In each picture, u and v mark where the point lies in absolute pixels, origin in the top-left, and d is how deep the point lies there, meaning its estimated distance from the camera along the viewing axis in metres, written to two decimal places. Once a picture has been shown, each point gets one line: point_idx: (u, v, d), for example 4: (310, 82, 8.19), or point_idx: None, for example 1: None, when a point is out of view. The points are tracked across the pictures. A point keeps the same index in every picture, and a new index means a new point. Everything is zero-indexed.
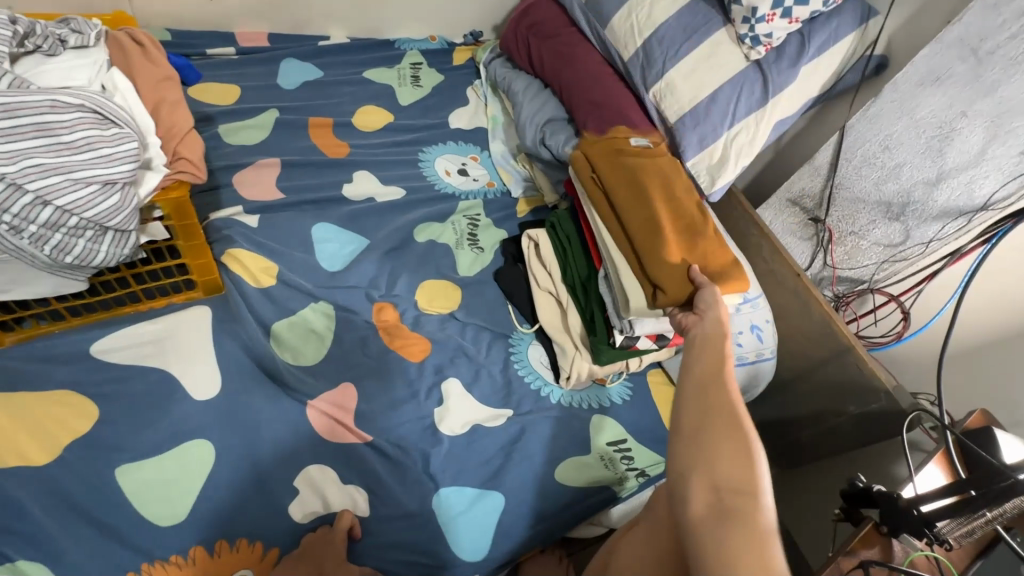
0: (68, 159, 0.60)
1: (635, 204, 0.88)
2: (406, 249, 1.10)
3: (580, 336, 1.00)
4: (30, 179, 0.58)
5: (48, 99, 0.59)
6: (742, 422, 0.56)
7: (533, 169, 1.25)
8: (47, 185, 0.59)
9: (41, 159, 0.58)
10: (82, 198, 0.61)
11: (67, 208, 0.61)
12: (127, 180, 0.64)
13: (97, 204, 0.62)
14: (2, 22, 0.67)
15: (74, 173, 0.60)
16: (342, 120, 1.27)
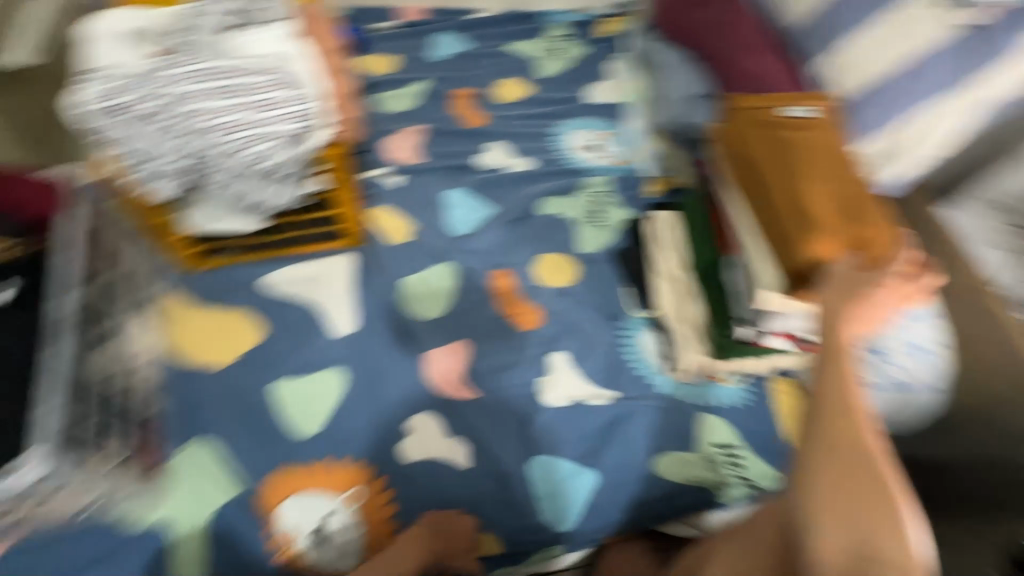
0: (257, 115, 0.73)
1: (775, 178, 0.85)
2: (530, 220, 1.12)
3: (699, 327, 0.95)
4: (228, 130, 0.73)
5: (247, 66, 0.73)
6: (882, 476, 0.50)
7: (669, 148, 1.19)
8: (240, 137, 0.73)
9: (238, 115, 0.72)
10: (261, 149, 0.74)
11: (251, 157, 0.75)
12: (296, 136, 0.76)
13: (272, 155, 0.75)
14: None
15: (258, 128, 0.73)
16: (483, 92, 1.31)
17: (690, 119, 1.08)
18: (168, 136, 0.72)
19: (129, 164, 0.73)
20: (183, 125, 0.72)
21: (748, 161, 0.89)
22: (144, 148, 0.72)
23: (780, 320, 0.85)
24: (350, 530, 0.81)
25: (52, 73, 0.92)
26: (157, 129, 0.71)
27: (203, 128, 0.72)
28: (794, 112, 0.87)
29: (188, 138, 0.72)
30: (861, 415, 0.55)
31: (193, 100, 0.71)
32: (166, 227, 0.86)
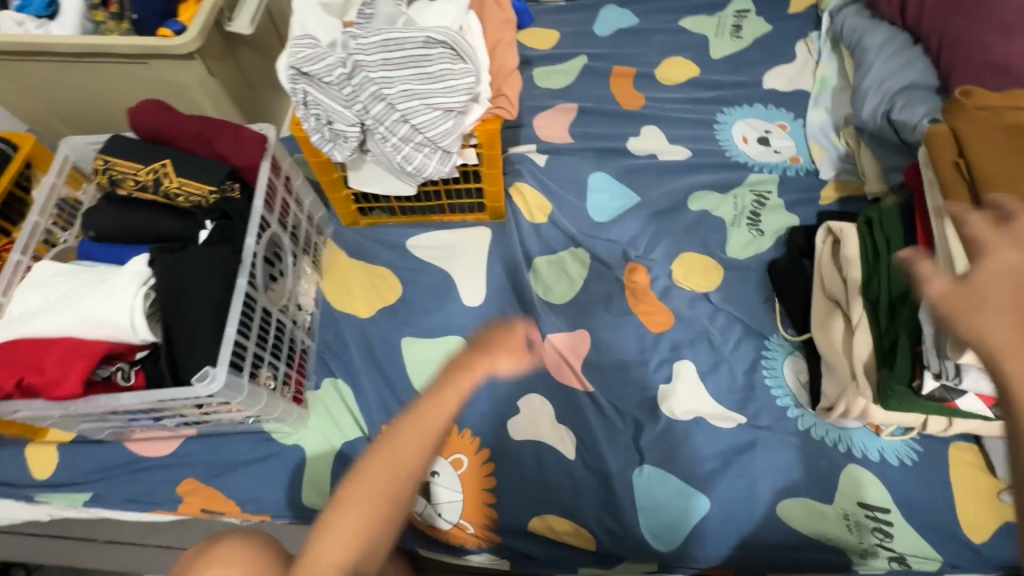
0: (426, 87, 0.74)
1: (1019, 201, 0.61)
2: (676, 214, 1.04)
3: (864, 365, 0.78)
4: (400, 101, 0.75)
5: (423, 36, 0.74)
6: None
7: (859, 148, 1.02)
8: (410, 107, 0.75)
9: (410, 86, 0.74)
10: (428, 120, 0.76)
11: (418, 128, 0.77)
12: (459, 110, 0.77)
13: (437, 127, 0.77)
14: None
15: (427, 100, 0.75)
16: (645, 71, 1.23)
17: (894, 116, 0.90)
18: (348, 103, 0.76)
19: (310, 126, 0.79)
20: (362, 93, 0.75)
21: (973, 176, 0.67)
22: (324, 110, 0.77)
23: (982, 378, 0.63)
24: (449, 493, 0.83)
25: (266, 38, 1.05)
26: (339, 96, 0.76)
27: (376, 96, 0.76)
28: None
29: (364, 106, 0.76)
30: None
31: (371, 69, 0.74)
32: (336, 182, 0.94)
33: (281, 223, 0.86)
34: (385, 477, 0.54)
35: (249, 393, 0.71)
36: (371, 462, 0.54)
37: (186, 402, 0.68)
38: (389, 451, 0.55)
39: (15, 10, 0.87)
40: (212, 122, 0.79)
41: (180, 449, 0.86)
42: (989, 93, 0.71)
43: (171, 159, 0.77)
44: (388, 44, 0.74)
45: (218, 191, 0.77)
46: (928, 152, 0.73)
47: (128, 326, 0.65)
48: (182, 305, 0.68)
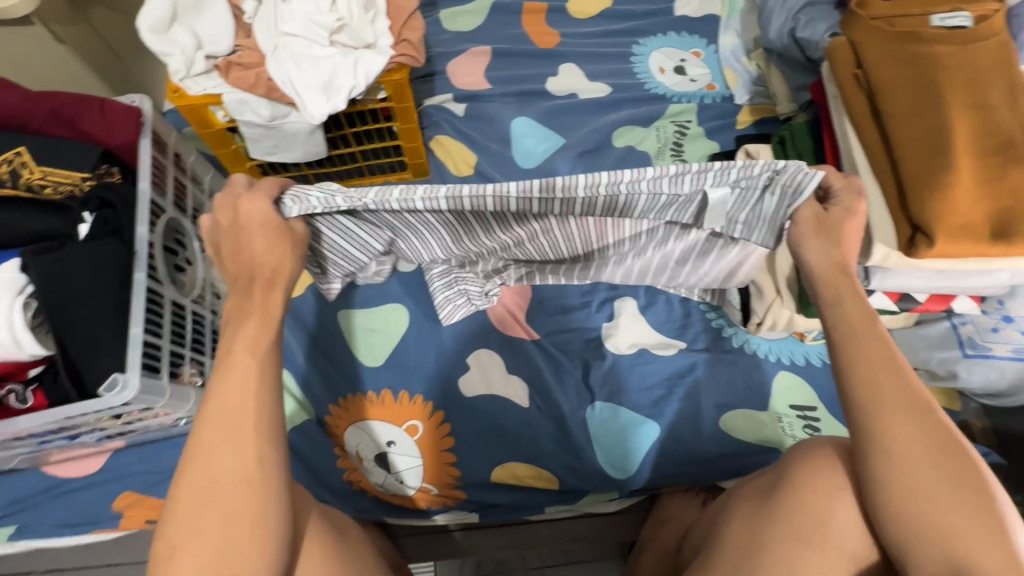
0: (339, 62, 0.73)
1: (921, 108, 0.65)
2: (602, 152, 1.04)
3: (786, 279, 0.81)
4: (299, 77, 0.72)
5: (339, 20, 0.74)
6: (922, 414, 0.48)
7: (769, 70, 1.03)
8: (304, 82, 0.72)
9: (316, 61, 0.73)
10: (319, 90, 0.72)
11: (301, 93, 0.72)
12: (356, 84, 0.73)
13: (328, 97, 0.72)
14: None
15: (334, 79, 0.72)
16: (557, 5, 1.18)
17: (799, 34, 0.92)
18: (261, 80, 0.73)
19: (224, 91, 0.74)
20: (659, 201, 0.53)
21: (871, 85, 0.69)
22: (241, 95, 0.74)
23: (887, 277, 0.68)
24: (409, 460, 0.82)
25: None
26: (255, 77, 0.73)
27: (636, 223, 0.64)
28: (944, 22, 0.69)
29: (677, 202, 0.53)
30: (887, 391, 0.49)
31: (287, 49, 0.73)
32: (236, 155, 0.86)
33: (177, 207, 0.77)
34: (228, 458, 0.46)
35: (172, 394, 0.66)
36: (206, 439, 0.46)
37: (100, 415, 0.62)
38: (234, 378, 0.48)
39: None
40: (70, 98, 0.68)
41: (110, 463, 0.79)
42: (883, 3, 0.73)
43: (27, 145, 0.66)
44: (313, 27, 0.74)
45: (93, 177, 0.67)
46: (830, 66, 0.75)
47: (10, 342, 0.58)
48: (73, 311, 0.60)
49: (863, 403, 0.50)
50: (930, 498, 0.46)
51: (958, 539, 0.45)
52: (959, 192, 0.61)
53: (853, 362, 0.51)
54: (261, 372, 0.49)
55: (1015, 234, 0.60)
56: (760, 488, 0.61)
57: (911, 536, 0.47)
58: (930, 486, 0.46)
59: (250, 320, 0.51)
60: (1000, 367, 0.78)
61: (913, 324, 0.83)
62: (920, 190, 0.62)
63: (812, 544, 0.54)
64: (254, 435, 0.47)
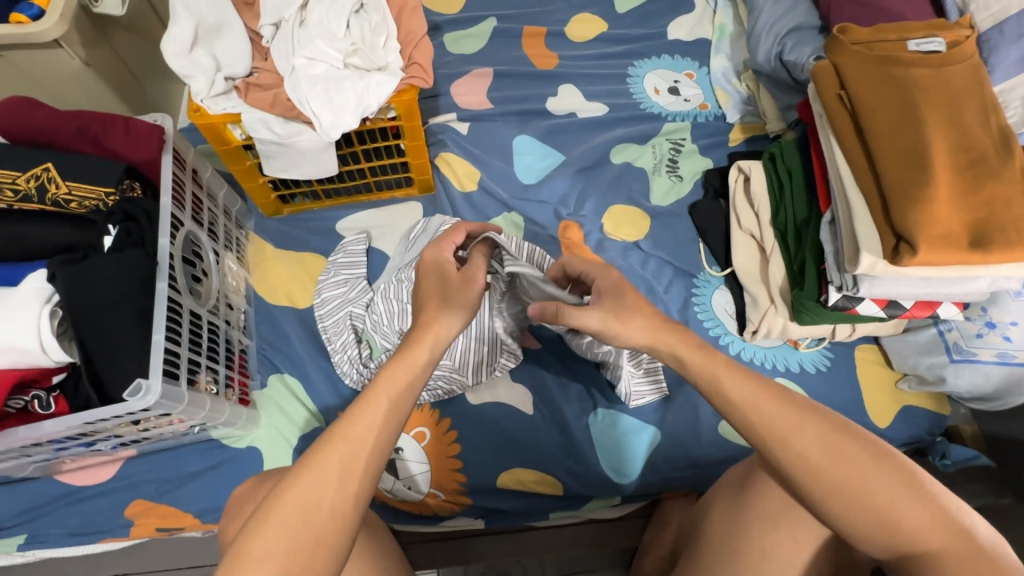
0: (353, 84, 0.77)
1: (899, 127, 0.69)
2: (601, 169, 1.08)
3: (780, 289, 0.88)
4: (315, 98, 0.76)
5: (352, 43, 0.78)
6: (816, 420, 0.49)
7: (759, 90, 1.09)
8: (320, 104, 0.76)
9: (331, 83, 0.77)
10: (334, 111, 0.76)
11: (316, 113, 0.76)
12: (369, 104, 0.77)
13: (342, 117, 0.76)
14: None
15: (348, 100, 0.76)
16: (555, 30, 1.24)
17: (786, 57, 0.98)
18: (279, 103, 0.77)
19: (244, 111, 0.77)
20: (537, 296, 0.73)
21: (854, 106, 0.74)
22: (260, 116, 0.78)
23: (876, 285, 0.72)
24: (417, 466, 0.84)
25: (140, 16, 0.93)
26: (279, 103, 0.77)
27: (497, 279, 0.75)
28: (920, 47, 0.74)
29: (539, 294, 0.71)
30: (770, 417, 0.49)
31: (302, 71, 0.77)
32: (250, 171, 0.89)
33: (196, 221, 0.80)
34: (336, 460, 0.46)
35: (190, 401, 0.67)
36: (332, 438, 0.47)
37: (120, 421, 0.64)
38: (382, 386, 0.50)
39: None
40: (96, 117, 0.72)
41: (122, 471, 0.81)
42: (863, 29, 0.78)
43: (55, 161, 0.68)
44: (326, 50, 0.78)
45: (116, 192, 0.70)
46: (816, 87, 0.80)
47: (37, 348, 0.59)
48: (98, 320, 0.63)
49: (759, 437, 0.50)
50: (859, 484, 0.47)
51: (896, 509, 0.46)
52: (939, 204, 0.65)
53: (728, 399, 0.51)
54: (398, 419, 0.50)
55: (993, 244, 0.64)
56: (730, 487, 0.64)
57: (865, 528, 0.47)
58: (854, 474, 0.47)
59: (392, 362, 0.52)
60: (985, 372, 0.81)
61: (902, 331, 0.88)
62: (902, 201, 0.66)
63: (781, 525, 0.58)
64: (369, 469, 0.47)
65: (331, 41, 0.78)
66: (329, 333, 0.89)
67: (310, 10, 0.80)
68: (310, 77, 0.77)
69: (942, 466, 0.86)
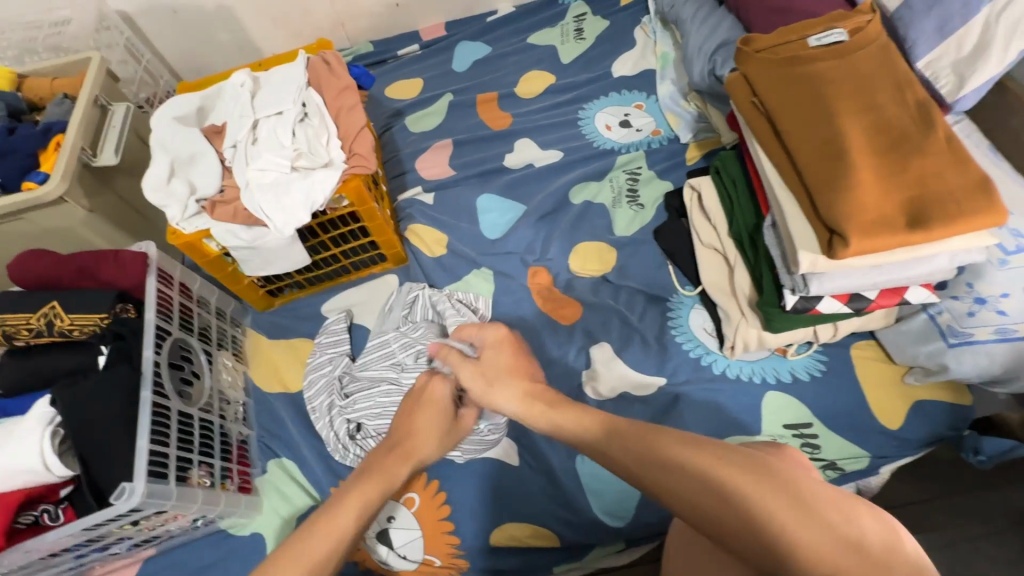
0: (301, 185, 0.86)
1: (811, 122, 0.69)
2: (562, 211, 1.11)
3: (749, 300, 0.86)
4: (269, 203, 0.85)
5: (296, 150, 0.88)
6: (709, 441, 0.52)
7: (707, 107, 1.11)
8: (273, 207, 0.85)
9: (281, 188, 0.85)
10: (286, 212, 0.85)
11: (271, 217, 0.85)
12: (317, 199, 0.86)
13: (293, 216, 0.85)
14: (275, 85, 0.95)
15: (298, 200, 0.85)
16: (506, 92, 1.32)
17: (718, 72, 1.00)
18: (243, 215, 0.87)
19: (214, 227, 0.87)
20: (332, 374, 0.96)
21: (767, 110, 0.74)
22: (227, 228, 0.87)
23: (828, 281, 0.69)
24: (409, 533, 0.84)
25: (139, 160, 1.09)
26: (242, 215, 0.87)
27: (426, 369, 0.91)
28: (821, 41, 0.74)
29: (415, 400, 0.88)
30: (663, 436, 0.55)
31: (255, 183, 0.86)
32: (235, 275, 0.99)
33: (185, 328, 0.89)
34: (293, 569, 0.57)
35: (179, 496, 0.72)
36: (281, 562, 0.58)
37: (119, 523, 0.70)
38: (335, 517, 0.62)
39: None
40: (92, 255, 0.84)
41: (141, 571, 0.86)
42: (766, 36, 0.79)
43: (58, 298, 0.79)
44: (274, 161, 0.87)
45: (110, 315, 0.80)
46: (734, 100, 0.81)
47: (41, 467, 0.67)
48: (91, 434, 0.70)
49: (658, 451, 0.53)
50: (746, 494, 0.46)
51: (776, 514, 0.44)
52: (863, 188, 0.63)
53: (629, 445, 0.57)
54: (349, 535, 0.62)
55: (931, 220, 0.61)
56: None
57: (759, 542, 0.44)
58: (746, 489, 0.46)
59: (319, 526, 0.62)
60: (988, 353, 0.74)
61: (893, 323, 0.83)
62: (825, 194, 0.65)
63: None
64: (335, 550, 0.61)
65: (278, 152, 0.88)
66: (316, 412, 0.94)
67: (260, 130, 0.91)
68: (262, 187, 0.86)
69: (980, 462, 0.81)
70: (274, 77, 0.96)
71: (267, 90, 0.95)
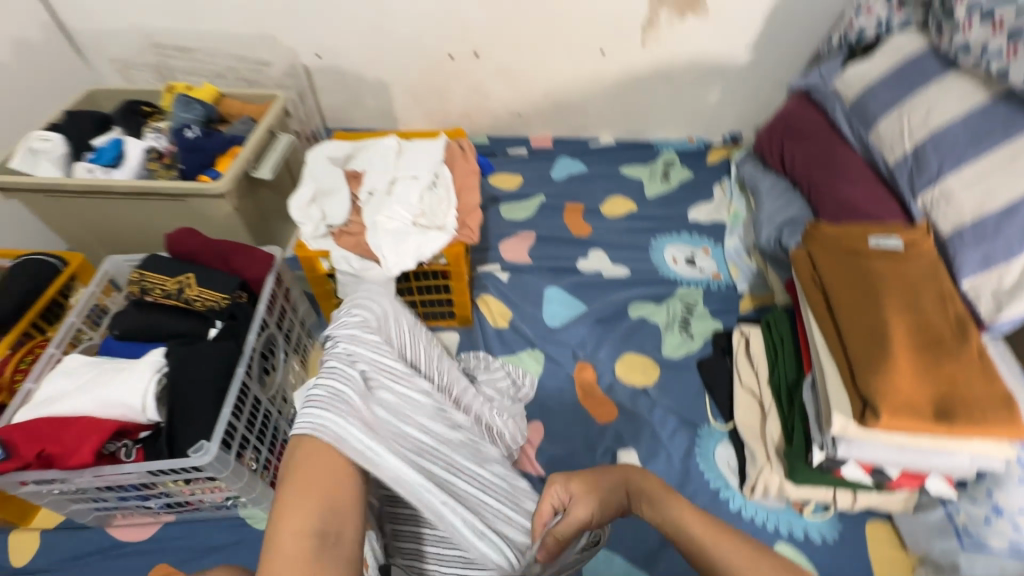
0: (416, 239, 1.01)
1: (861, 307, 0.80)
2: (618, 320, 1.23)
3: (775, 447, 0.93)
4: (386, 246, 1.00)
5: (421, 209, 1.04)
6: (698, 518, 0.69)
7: (767, 268, 1.25)
8: (388, 249, 1.00)
9: (399, 237, 1.01)
10: (399, 257, 0.99)
11: (385, 257, 1.00)
12: (424, 253, 1.01)
13: (403, 262, 0.99)
14: (416, 153, 1.15)
15: (410, 251, 1.00)
16: (592, 207, 1.51)
17: (784, 241, 1.15)
18: (360, 249, 1.03)
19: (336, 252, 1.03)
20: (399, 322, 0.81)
21: (825, 287, 0.86)
22: (344, 255, 1.03)
23: (856, 448, 0.75)
24: None
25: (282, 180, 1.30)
26: (360, 248, 1.03)
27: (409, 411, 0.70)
28: (880, 243, 0.87)
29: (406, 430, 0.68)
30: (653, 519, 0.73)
31: (379, 226, 1.02)
32: (328, 294, 1.13)
33: (278, 326, 1.02)
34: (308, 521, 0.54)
35: (233, 470, 0.80)
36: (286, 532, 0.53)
37: (177, 476, 0.78)
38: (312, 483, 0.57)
39: (89, 161, 1.10)
40: (232, 245, 0.99)
41: (159, 534, 0.92)
42: (833, 227, 0.93)
43: (195, 273, 0.94)
44: (399, 213, 1.04)
45: (229, 298, 0.92)
46: (796, 270, 0.94)
47: (139, 407, 0.78)
48: (186, 391, 0.81)
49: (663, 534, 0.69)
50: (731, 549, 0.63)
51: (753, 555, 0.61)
52: (900, 373, 0.72)
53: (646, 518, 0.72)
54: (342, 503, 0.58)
55: (956, 417, 0.69)
56: None
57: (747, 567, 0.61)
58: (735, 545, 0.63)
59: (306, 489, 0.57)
60: (999, 563, 0.77)
61: (912, 510, 0.87)
62: (865, 370, 0.74)
63: None
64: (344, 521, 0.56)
65: (405, 206, 1.04)
66: None
67: (394, 185, 1.09)
68: (385, 231, 1.02)
69: None
70: (416, 147, 1.16)
71: (408, 155, 1.14)
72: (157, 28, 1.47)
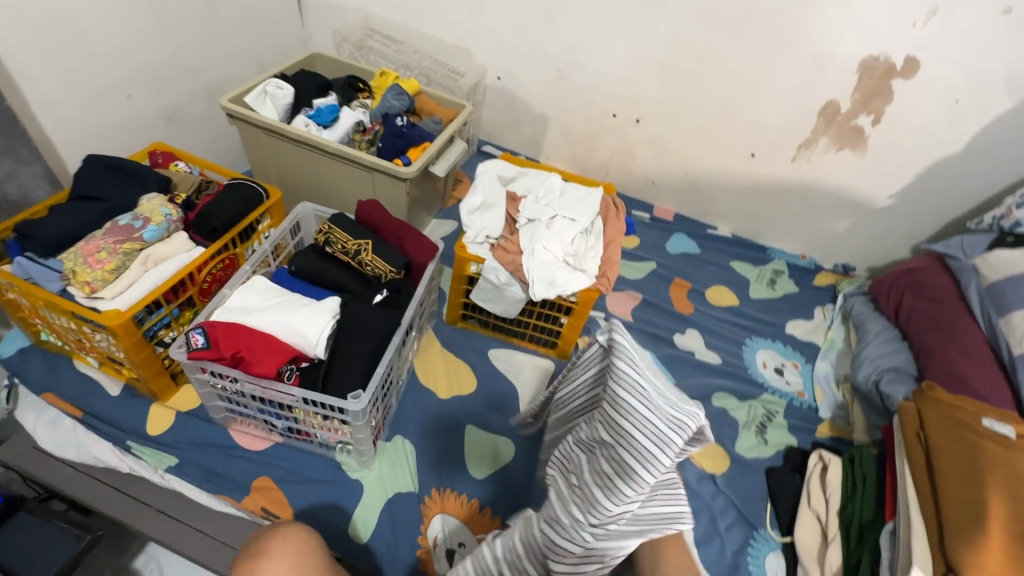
0: (563, 273, 1.12)
1: (963, 476, 0.86)
2: (701, 403, 1.30)
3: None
4: (536, 270, 1.11)
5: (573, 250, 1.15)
6: None
7: (853, 403, 1.31)
8: (538, 274, 1.11)
9: (549, 267, 1.12)
10: (544, 284, 1.10)
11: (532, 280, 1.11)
12: (565, 287, 1.11)
13: (546, 288, 1.10)
14: (577, 196, 1.26)
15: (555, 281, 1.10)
16: (698, 289, 1.59)
17: (883, 386, 1.20)
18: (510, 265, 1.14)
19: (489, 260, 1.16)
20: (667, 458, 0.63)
21: (929, 447, 0.92)
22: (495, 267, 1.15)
23: None
24: None
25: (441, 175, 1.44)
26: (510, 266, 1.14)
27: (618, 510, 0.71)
28: (992, 424, 0.92)
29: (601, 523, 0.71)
30: None
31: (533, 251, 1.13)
32: (458, 291, 1.24)
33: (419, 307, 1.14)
34: None
35: (363, 421, 0.91)
36: None
37: (321, 410, 0.90)
38: None
39: (307, 116, 1.27)
40: (407, 225, 1.11)
41: (267, 450, 1.04)
42: (946, 392, 0.99)
43: (373, 242, 1.05)
44: (554, 246, 1.14)
45: (395, 273, 1.04)
46: (900, 420, 1.00)
47: (313, 342, 0.91)
48: (351, 340, 0.92)
49: None
50: None
51: None
52: (991, 557, 0.77)
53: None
54: None
55: None
56: None
57: None
58: None
59: None
60: None
61: None
62: (957, 538, 0.80)
63: None
64: None
65: (560, 242, 1.15)
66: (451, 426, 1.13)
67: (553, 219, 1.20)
68: (537, 256, 1.13)
69: None
70: (578, 191, 1.27)
71: (571, 195, 1.25)
72: (378, 15, 1.66)
